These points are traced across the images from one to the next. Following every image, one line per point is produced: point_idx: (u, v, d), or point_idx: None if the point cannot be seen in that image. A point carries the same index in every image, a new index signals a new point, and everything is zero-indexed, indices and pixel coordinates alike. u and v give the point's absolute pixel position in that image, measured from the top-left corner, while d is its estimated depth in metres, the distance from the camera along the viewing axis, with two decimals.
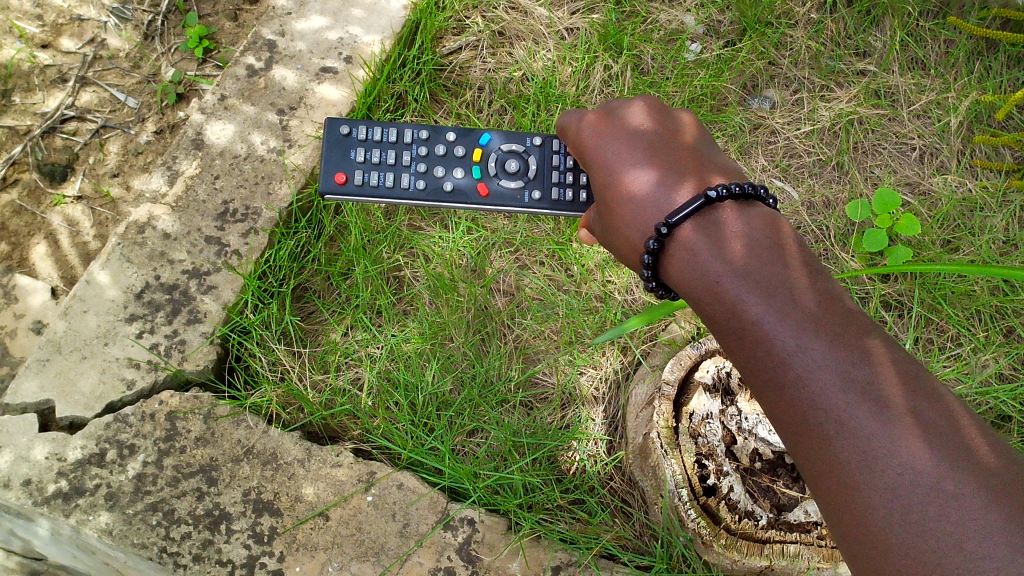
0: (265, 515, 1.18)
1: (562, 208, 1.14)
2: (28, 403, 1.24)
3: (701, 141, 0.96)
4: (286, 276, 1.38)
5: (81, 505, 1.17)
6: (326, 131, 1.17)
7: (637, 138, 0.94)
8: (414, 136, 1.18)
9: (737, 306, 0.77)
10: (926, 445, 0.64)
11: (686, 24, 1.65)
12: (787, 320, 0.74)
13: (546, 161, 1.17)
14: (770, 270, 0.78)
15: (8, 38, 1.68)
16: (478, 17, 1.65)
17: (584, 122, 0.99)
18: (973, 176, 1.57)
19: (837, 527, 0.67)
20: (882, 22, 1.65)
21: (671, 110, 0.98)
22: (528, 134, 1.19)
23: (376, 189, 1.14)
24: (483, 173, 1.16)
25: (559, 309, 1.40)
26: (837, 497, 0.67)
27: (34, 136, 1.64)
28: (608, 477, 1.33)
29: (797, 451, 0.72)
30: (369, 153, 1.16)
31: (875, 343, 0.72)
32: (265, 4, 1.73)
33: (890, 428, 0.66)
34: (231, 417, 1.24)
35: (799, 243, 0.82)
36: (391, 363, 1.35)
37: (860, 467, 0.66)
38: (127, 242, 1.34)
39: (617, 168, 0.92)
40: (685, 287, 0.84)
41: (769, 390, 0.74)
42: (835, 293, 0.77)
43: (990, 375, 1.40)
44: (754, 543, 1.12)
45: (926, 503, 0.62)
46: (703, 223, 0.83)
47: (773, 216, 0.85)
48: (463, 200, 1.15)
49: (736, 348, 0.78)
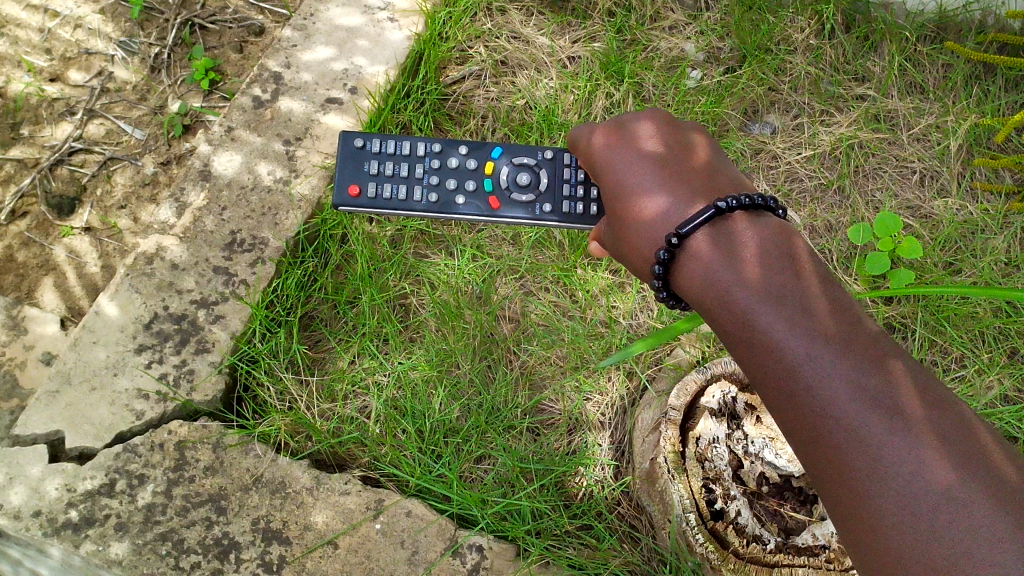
0: (274, 544, 1.18)
1: (572, 220, 1.15)
2: (38, 434, 1.25)
3: (712, 153, 0.97)
4: (293, 305, 1.40)
5: (91, 535, 1.17)
6: (340, 145, 1.19)
7: (647, 152, 0.95)
8: (426, 149, 1.20)
9: (747, 316, 0.78)
10: (936, 453, 0.66)
11: (687, 52, 1.68)
12: (797, 330, 0.75)
13: (557, 174, 1.19)
14: (780, 279, 0.79)
15: (17, 73, 1.72)
16: (481, 47, 1.68)
17: (594, 135, 1.00)
18: (973, 199, 1.58)
19: (847, 536, 0.68)
20: (880, 48, 1.68)
21: (680, 124, 1.00)
22: (540, 147, 1.20)
23: (388, 202, 1.16)
24: (495, 186, 1.18)
25: (565, 334, 1.41)
26: (848, 504, 0.68)
27: (42, 168, 1.66)
28: (616, 502, 1.33)
29: (805, 459, 0.73)
30: (383, 165, 1.18)
31: (885, 353, 0.73)
32: (270, 36, 1.77)
33: (901, 436, 0.67)
34: (239, 446, 1.25)
35: (810, 253, 0.83)
36: (398, 390, 1.36)
37: (871, 476, 0.66)
38: (136, 273, 1.36)
39: (627, 180, 0.94)
40: (695, 297, 0.86)
41: (779, 398, 0.75)
42: (845, 301, 0.78)
43: (995, 398, 1.41)
44: (763, 567, 1.10)
45: (937, 511, 0.63)
46: (715, 234, 0.85)
47: (784, 227, 0.86)
48: (475, 212, 1.17)
49: (746, 356, 0.79)
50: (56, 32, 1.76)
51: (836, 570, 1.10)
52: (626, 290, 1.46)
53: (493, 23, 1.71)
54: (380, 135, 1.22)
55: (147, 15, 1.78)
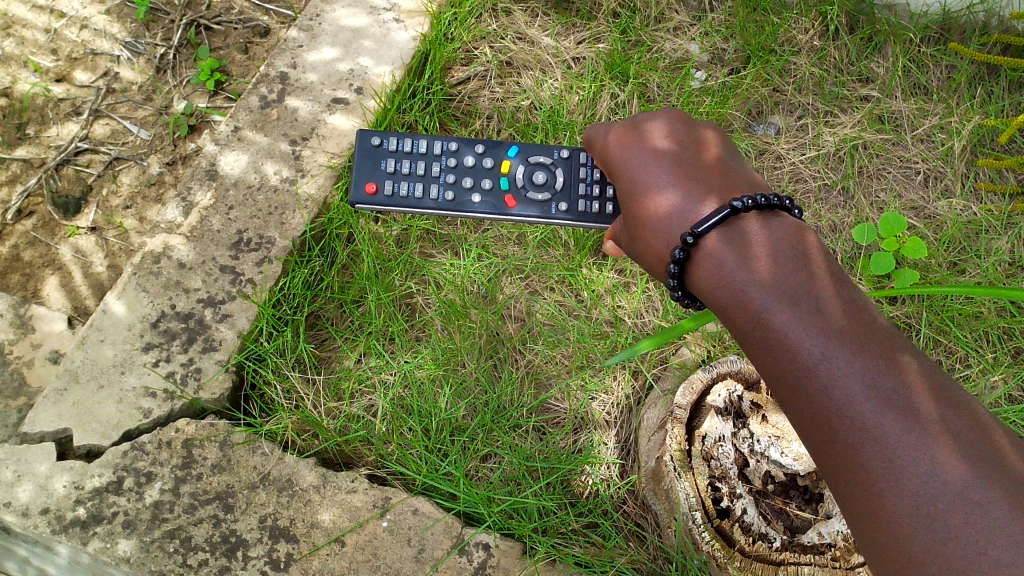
0: (281, 541, 1.19)
1: (587, 219, 1.16)
2: (46, 432, 1.25)
3: (725, 152, 0.98)
4: (300, 304, 1.40)
5: (98, 533, 1.18)
6: (357, 143, 1.21)
7: (661, 151, 0.96)
8: (442, 148, 1.21)
9: (762, 315, 0.79)
10: (952, 452, 0.66)
11: (691, 53, 1.69)
12: (812, 329, 0.75)
13: (572, 173, 1.19)
14: (795, 279, 0.79)
15: (24, 73, 1.73)
16: (486, 48, 1.69)
17: (609, 134, 1.01)
18: (977, 200, 1.59)
19: (861, 535, 0.69)
20: (884, 49, 1.69)
21: (694, 123, 1.00)
22: (556, 147, 1.21)
23: (404, 199, 1.17)
24: (510, 185, 1.18)
25: (570, 334, 1.42)
26: (863, 503, 0.68)
27: (48, 168, 1.67)
28: (621, 501, 1.33)
29: (820, 458, 0.73)
30: (398, 164, 1.19)
31: (900, 352, 0.73)
32: (276, 37, 1.78)
33: (917, 437, 0.67)
34: (246, 444, 1.25)
35: (824, 252, 0.84)
36: (404, 389, 1.36)
37: (886, 475, 0.67)
38: (143, 272, 1.36)
39: (642, 179, 0.95)
40: (709, 296, 0.86)
41: (794, 398, 0.75)
42: (860, 301, 0.78)
43: (1000, 397, 1.41)
44: (769, 565, 1.10)
45: (951, 510, 0.63)
46: (728, 233, 0.85)
47: (797, 226, 0.86)
48: (491, 211, 1.17)
49: (761, 355, 0.79)
50: (62, 33, 1.77)
51: (842, 569, 1.11)
52: (631, 290, 1.46)
53: (498, 24, 1.71)
54: (396, 133, 1.23)
55: (152, 16, 1.79)
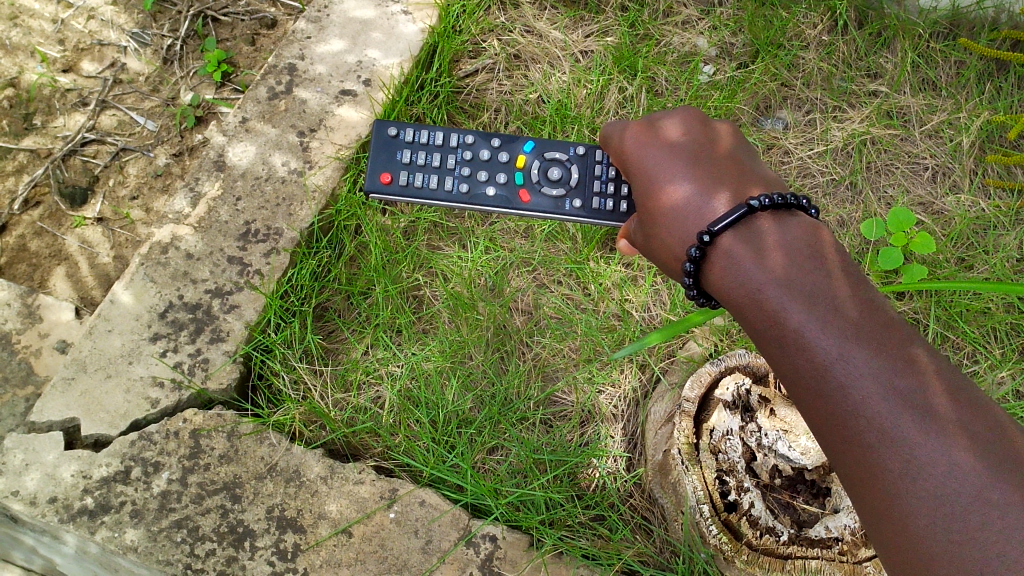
0: (289, 532, 1.19)
1: (602, 217, 1.16)
2: (54, 422, 1.26)
3: (741, 151, 0.98)
4: (308, 296, 1.40)
5: (106, 522, 1.18)
6: (374, 133, 1.19)
7: (678, 150, 0.95)
8: (459, 140, 1.21)
9: (779, 315, 0.79)
10: (969, 452, 0.66)
11: (699, 47, 1.69)
12: (830, 329, 0.75)
13: (588, 170, 1.19)
14: (812, 278, 0.79)
15: (31, 63, 1.73)
16: (494, 41, 1.69)
17: (625, 132, 1.00)
18: (985, 196, 1.59)
19: (877, 534, 0.69)
20: (892, 45, 1.69)
21: (710, 121, 1.00)
22: (572, 143, 1.21)
23: (420, 191, 1.17)
24: (525, 180, 1.18)
25: (577, 327, 1.41)
26: (880, 503, 0.68)
27: (55, 159, 1.67)
28: (628, 494, 1.33)
29: (836, 457, 0.73)
30: (415, 155, 1.19)
31: (916, 352, 0.73)
32: (283, 29, 1.78)
33: (933, 437, 0.67)
34: (253, 434, 1.25)
35: (839, 251, 0.84)
36: (411, 381, 1.36)
37: (903, 475, 0.67)
38: (151, 263, 1.37)
39: (659, 177, 0.94)
40: (725, 295, 0.86)
41: (811, 397, 0.75)
42: (876, 301, 0.78)
43: (1007, 393, 1.41)
44: (777, 559, 1.11)
45: (968, 511, 0.63)
46: (744, 233, 0.85)
47: (813, 225, 0.86)
48: (506, 205, 1.17)
49: (777, 355, 0.79)
50: (69, 23, 1.77)
51: (850, 562, 1.11)
52: (639, 284, 1.47)
53: (506, 16, 1.71)
54: (413, 124, 1.22)
55: (160, 8, 1.79)
